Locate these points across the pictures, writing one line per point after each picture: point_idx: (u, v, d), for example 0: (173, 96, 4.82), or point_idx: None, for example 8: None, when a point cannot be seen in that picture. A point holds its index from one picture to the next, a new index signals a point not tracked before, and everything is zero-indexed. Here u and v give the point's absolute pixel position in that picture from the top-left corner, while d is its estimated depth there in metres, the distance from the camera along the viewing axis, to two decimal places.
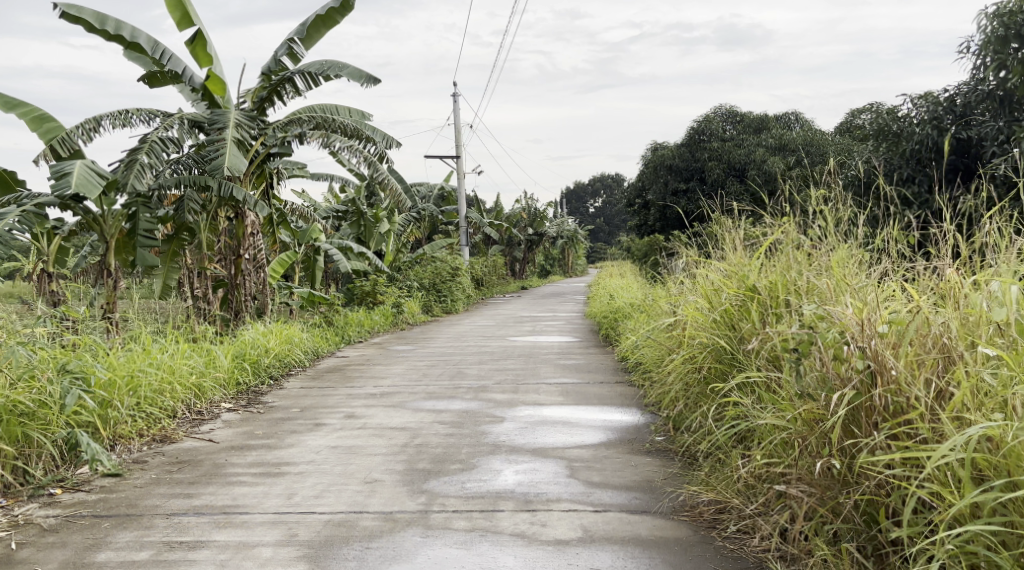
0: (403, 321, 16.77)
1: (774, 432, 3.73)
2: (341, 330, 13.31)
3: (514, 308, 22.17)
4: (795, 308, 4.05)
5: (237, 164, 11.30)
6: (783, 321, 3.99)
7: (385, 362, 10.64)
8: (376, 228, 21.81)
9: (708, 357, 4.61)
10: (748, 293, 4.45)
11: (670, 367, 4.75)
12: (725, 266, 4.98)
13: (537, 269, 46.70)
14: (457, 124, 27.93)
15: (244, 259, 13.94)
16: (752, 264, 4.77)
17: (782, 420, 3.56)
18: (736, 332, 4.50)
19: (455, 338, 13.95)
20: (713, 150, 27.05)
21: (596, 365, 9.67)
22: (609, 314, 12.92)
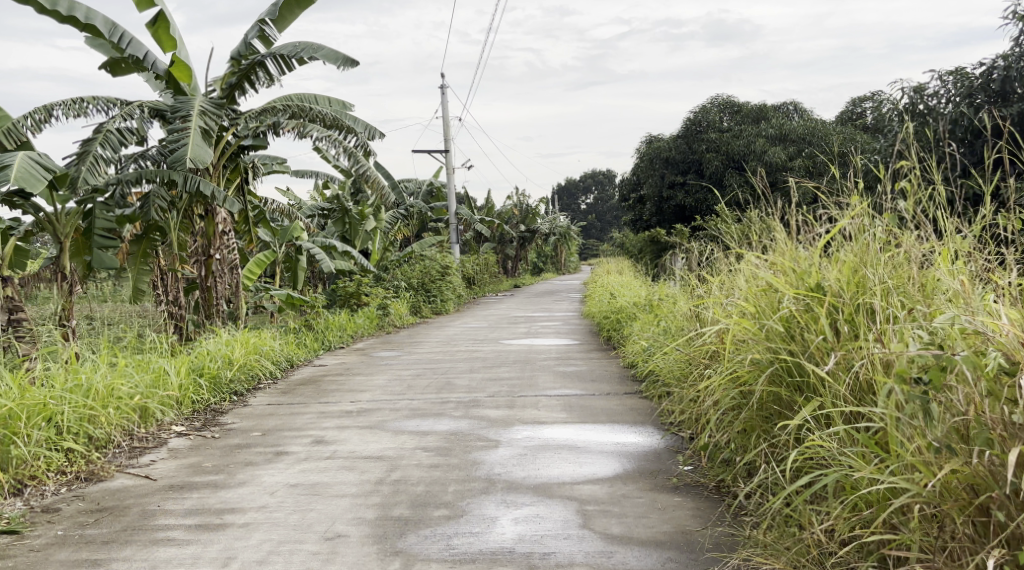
0: (389, 323, 15.74)
1: (878, 488, 2.90)
2: (320, 336, 12.28)
3: (507, 308, 21.16)
4: (897, 319, 3.18)
5: (202, 155, 10.16)
6: (887, 337, 3.10)
7: (366, 371, 9.67)
8: (361, 226, 20.84)
9: (758, 376, 3.65)
10: (814, 293, 3.49)
11: (706, 385, 3.84)
12: (770, 258, 4.00)
13: (529, 267, 45.70)
14: (445, 117, 26.90)
15: (215, 259, 12.98)
16: (809, 258, 3.84)
17: (908, 481, 2.69)
18: (796, 344, 3.54)
19: (444, 342, 12.97)
20: (711, 141, 26.13)
21: (600, 373, 8.69)
22: (612, 315, 11.93)
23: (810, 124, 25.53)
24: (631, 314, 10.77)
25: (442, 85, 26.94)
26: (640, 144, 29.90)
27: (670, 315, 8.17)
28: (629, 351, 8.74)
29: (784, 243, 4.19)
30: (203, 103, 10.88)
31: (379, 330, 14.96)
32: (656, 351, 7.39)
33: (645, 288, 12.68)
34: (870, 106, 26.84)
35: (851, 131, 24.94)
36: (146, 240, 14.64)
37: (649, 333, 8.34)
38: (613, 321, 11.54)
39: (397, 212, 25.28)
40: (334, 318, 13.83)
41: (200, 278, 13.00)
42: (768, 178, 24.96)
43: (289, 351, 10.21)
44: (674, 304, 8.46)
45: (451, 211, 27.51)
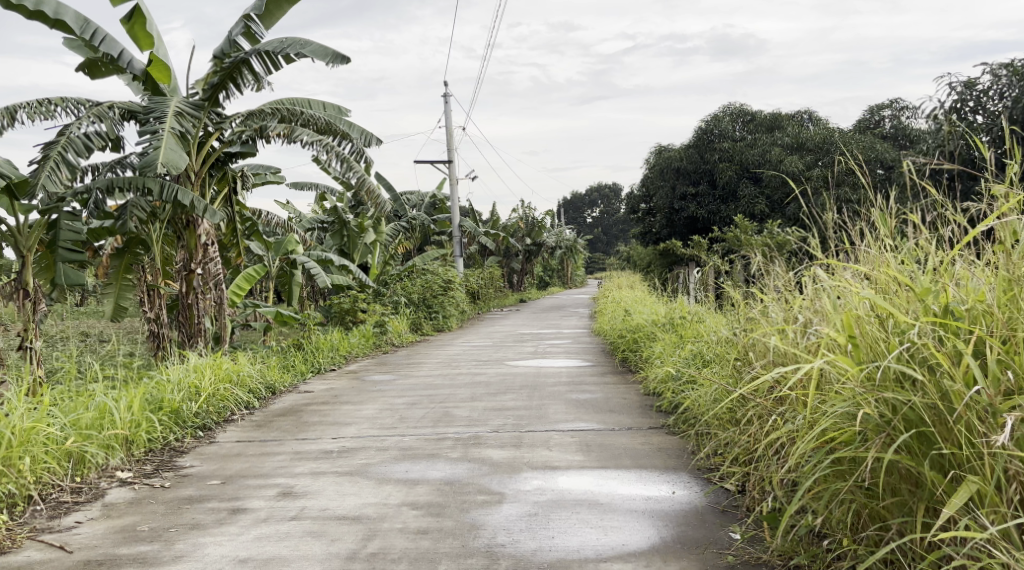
0: (387, 342, 14.67)
1: None
2: (306, 359, 11.28)
3: (513, 325, 20.18)
4: None
5: (175, 160, 9.23)
6: None
7: (357, 398, 8.70)
8: (360, 238, 19.98)
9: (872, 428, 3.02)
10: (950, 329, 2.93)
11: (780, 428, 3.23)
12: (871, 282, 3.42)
13: (535, 281, 44.83)
14: (448, 127, 26.05)
15: (196, 274, 11.93)
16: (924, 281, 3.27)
17: None
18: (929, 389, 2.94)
19: (445, 363, 11.98)
20: (724, 150, 25.30)
21: (618, 402, 7.69)
22: (627, 335, 10.94)
23: (827, 133, 24.62)
24: (651, 332, 9.74)
25: (445, 93, 26.09)
26: (649, 155, 29.04)
27: (707, 336, 7.23)
28: (655, 373, 7.72)
29: (877, 258, 3.62)
30: (179, 103, 9.92)
31: (376, 349, 13.95)
32: (695, 380, 6.44)
33: (663, 305, 11.72)
34: (889, 114, 25.95)
35: (870, 141, 24.01)
36: (128, 253, 13.75)
37: (679, 355, 7.39)
38: (629, 339, 10.54)
39: (399, 224, 24.39)
40: (324, 338, 12.82)
41: (180, 295, 12.01)
42: (784, 188, 24.05)
43: (269, 376, 9.24)
44: (713, 326, 7.49)
45: (454, 224, 26.63)
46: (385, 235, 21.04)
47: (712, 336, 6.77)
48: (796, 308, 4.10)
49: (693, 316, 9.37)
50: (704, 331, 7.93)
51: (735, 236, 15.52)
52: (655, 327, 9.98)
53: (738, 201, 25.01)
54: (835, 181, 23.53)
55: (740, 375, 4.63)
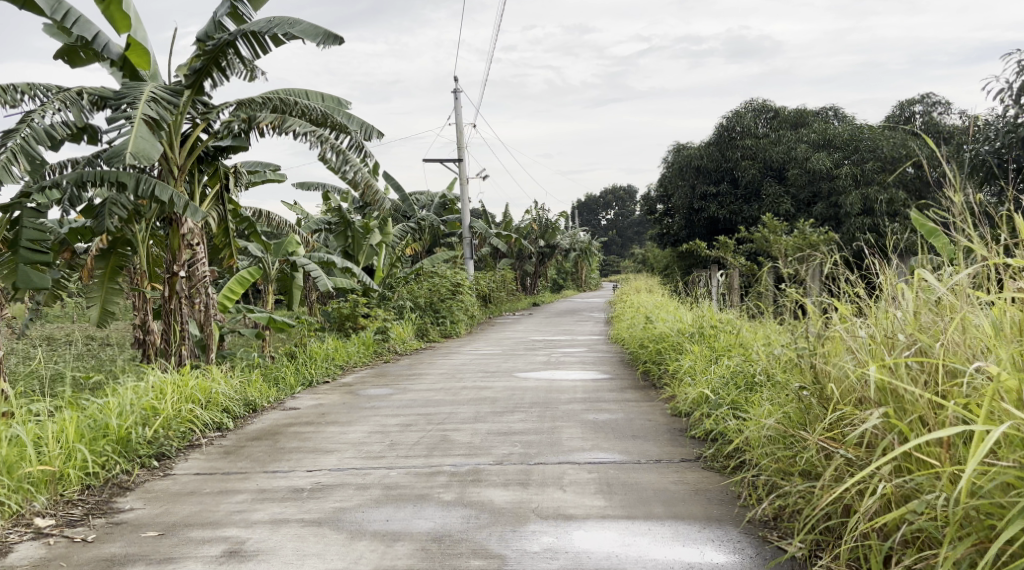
0: (389, 350, 13.67)
1: None
2: (295, 371, 10.31)
3: (525, 330, 19.17)
4: None
5: (147, 150, 8.24)
6: None
7: (347, 418, 7.70)
8: (365, 239, 19.02)
9: None
10: None
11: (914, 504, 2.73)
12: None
13: (549, 284, 43.87)
14: (458, 124, 25.09)
15: (179, 278, 10.86)
16: None
17: None
18: None
19: (448, 374, 10.99)
20: (746, 148, 24.22)
21: (643, 427, 6.66)
22: (650, 346, 9.93)
23: (856, 129, 23.54)
24: (678, 343, 8.74)
25: (455, 89, 25.11)
26: (667, 153, 28.00)
27: (750, 353, 6.25)
28: (687, 391, 6.74)
29: None
30: (155, 88, 8.97)
31: (376, 357, 12.96)
32: (740, 407, 5.50)
33: (687, 312, 10.71)
34: (919, 110, 24.85)
35: (901, 137, 22.89)
36: (114, 255, 12.85)
37: (716, 372, 6.41)
38: (652, 350, 9.53)
39: (408, 225, 23.43)
40: (319, 346, 11.82)
41: (163, 300, 10.98)
42: (811, 187, 22.98)
43: (249, 392, 8.26)
44: (758, 341, 6.52)
45: (464, 225, 25.65)
46: (391, 236, 20.09)
47: (758, 355, 5.83)
48: (905, 340, 3.53)
49: (727, 327, 8.38)
50: (747, 346, 6.94)
51: (763, 236, 14.47)
52: (681, 336, 8.98)
53: (761, 200, 23.94)
54: (865, 180, 22.45)
55: (806, 413, 3.99)
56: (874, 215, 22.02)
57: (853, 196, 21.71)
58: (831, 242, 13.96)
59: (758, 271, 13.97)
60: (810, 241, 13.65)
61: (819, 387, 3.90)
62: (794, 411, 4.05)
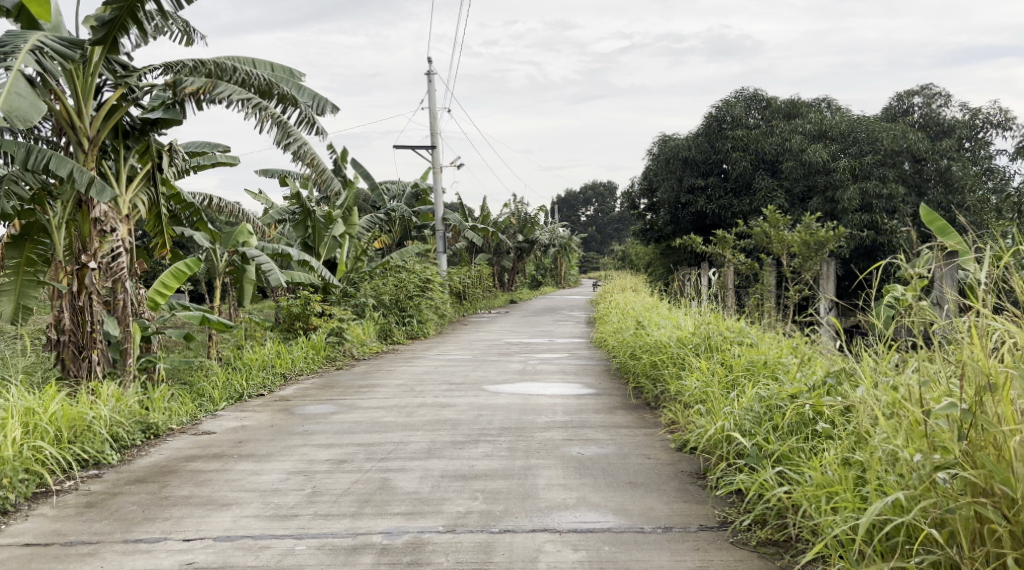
0: (342, 354, 12.01)
1: None
2: (218, 386, 8.65)
3: (500, 331, 17.63)
4: None
5: (25, 111, 6.63)
6: None
7: (268, 450, 6.12)
8: (327, 230, 17.60)
9: None
10: None
11: None
12: None
13: (527, 281, 42.44)
14: (432, 108, 23.51)
15: (89, 269, 9.16)
16: None
17: None
18: None
19: (406, 385, 9.41)
20: (737, 139, 22.78)
21: (642, 473, 5.16)
22: (642, 358, 8.40)
23: (852, 120, 22.20)
24: (680, 355, 7.23)
25: (428, 72, 23.56)
26: (653, 145, 26.58)
27: (783, 379, 4.89)
28: (699, 423, 5.30)
29: None
30: (43, 38, 7.38)
31: (327, 364, 11.32)
32: (781, 458, 4.09)
33: (683, 318, 9.23)
34: (918, 102, 23.56)
35: (900, 128, 21.56)
36: (29, 243, 11.09)
37: (735, 401, 5.02)
38: (648, 359, 8.04)
39: (377, 216, 21.84)
40: (256, 352, 10.19)
41: (71, 296, 9.25)
42: (805, 181, 21.63)
43: (149, 413, 6.67)
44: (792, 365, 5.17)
45: (437, 217, 24.10)
46: (356, 227, 18.45)
47: (795, 382, 4.54)
48: None
49: (741, 338, 6.92)
50: (773, 369, 5.54)
51: (762, 231, 13.00)
52: (683, 346, 7.51)
53: (753, 194, 22.53)
54: (863, 174, 21.14)
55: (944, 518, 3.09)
56: (873, 210, 20.68)
57: (850, 190, 20.33)
58: (838, 238, 12.50)
59: (758, 269, 12.48)
60: (818, 236, 12.17)
61: (978, 471, 2.98)
62: (929, 498, 3.12)
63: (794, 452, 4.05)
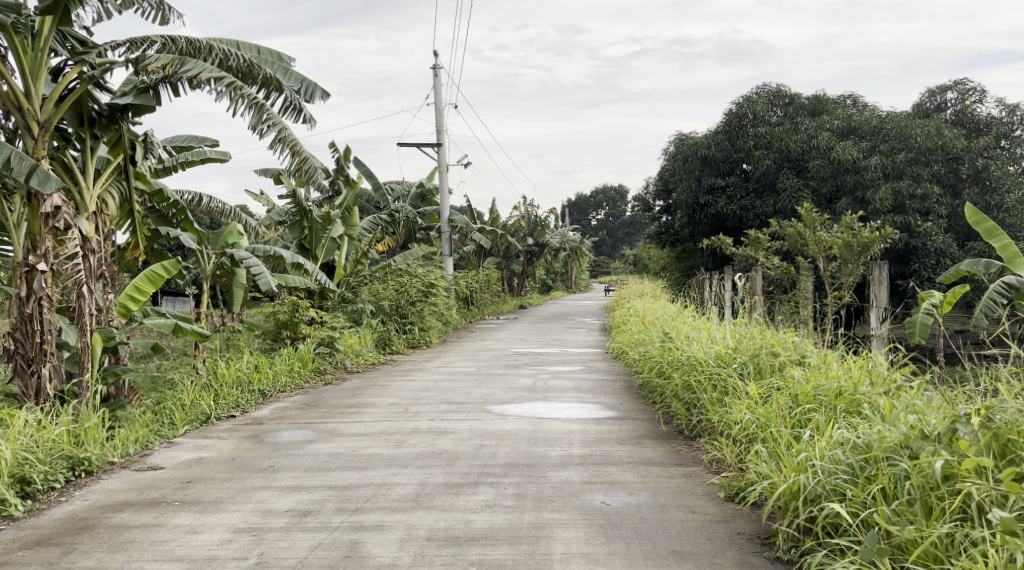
0: (333, 368, 10.82)
1: None
2: (181, 407, 7.51)
3: (508, 339, 16.46)
4: None
5: None
6: None
7: (218, 494, 4.96)
8: (325, 231, 16.48)
9: None
10: None
11: None
12: None
13: (537, 285, 41.33)
14: (438, 103, 22.37)
15: (39, 271, 7.90)
16: None
17: None
18: None
19: (400, 405, 8.23)
20: (760, 136, 21.56)
21: (688, 537, 3.98)
22: (672, 378, 7.16)
23: (882, 115, 20.95)
24: (723, 375, 5.99)
25: (434, 67, 22.41)
26: (669, 144, 25.36)
27: (874, 418, 3.81)
28: (757, 468, 4.17)
29: None
30: None
31: (314, 379, 10.14)
32: (913, 547, 3.02)
33: (718, 330, 8.00)
34: (952, 97, 22.29)
35: (935, 125, 20.35)
36: None
37: (808, 443, 3.93)
38: (682, 378, 6.81)
39: (379, 216, 20.71)
40: (232, 366, 9.06)
41: (18, 302, 7.99)
42: (834, 180, 20.35)
43: (81, 447, 5.52)
44: (881, 397, 4.07)
45: (444, 218, 22.93)
46: (356, 228, 17.32)
47: (901, 426, 3.49)
48: None
49: (801, 360, 5.69)
50: (851, 403, 4.41)
51: (797, 231, 11.79)
52: (725, 365, 6.27)
53: (777, 195, 21.29)
54: (895, 172, 19.96)
55: None
56: (907, 211, 19.47)
57: (883, 190, 19.12)
58: (885, 238, 11.28)
59: (796, 273, 11.28)
60: (863, 237, 10.95)
61: None
62: None
63: (927, 540, 3.03)
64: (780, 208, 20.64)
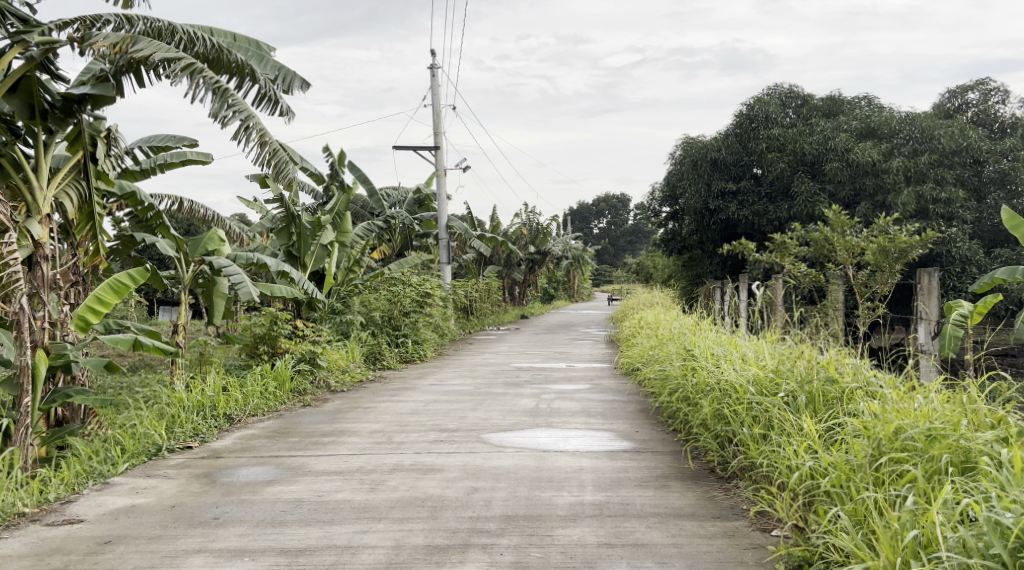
0: (312, 387, 9.75)
1: None
2: (128, 439, 6.46)
3: (508, 353, 15.42)
4: None
5: None
6: None
7: (138, 563, 3.91)
8: (314, 238, 15.51)
9: None
10: None
11: None
12: None
13: (539, 293, 40.42)
14: (436, 105, 21.39)
15: None
16: None
17: None
18: None
19: (384, 432, 7.19)
20: (773, 138, 20.54)
21: None
22: (703, 403, 6.11)
23: (902, 116, 19.95)
24: (766, 405, 4.95)
25: (431, 66, 21.42)
26: (676, 148, 24.36)
27: (1007, 483, 2.95)
28: (835, 540, 3.22)
29: None
30: None
31: (290, 401, 9.07)
32: None
33: (752, 348, 6.95)
34: (974, 97, 21.26)
35: (959, 125, 19.45)
36: None
37: (912, 513, 3.03)
38: (714, 405, 5.76)
39: (373, 222, 19.71)
40: (197, 386, 8.03)
41: None
42: (852, 184, 19.33)
43: None
44: (1002, 450, 3.20)
45: (441, 224, 21.91)
46: (349, 234, 16.33)
47: None
48: None
49: (866, 387, 4.65)
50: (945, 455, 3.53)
51: (824, 235, 10.77)
52: (767, 392, 5.23)
53: (791, 200, 20.29)
54: (917, 175, 18.97)
55: None
56: (929, 216, 18.49)
57: (905, 194, 18.16)
58: (923, 243, 10.22)
59: (825, 282, 10.25)
60: (900, 242, 9.90)
61: None
62: None
63: None
64: (796, 213, 19.63)
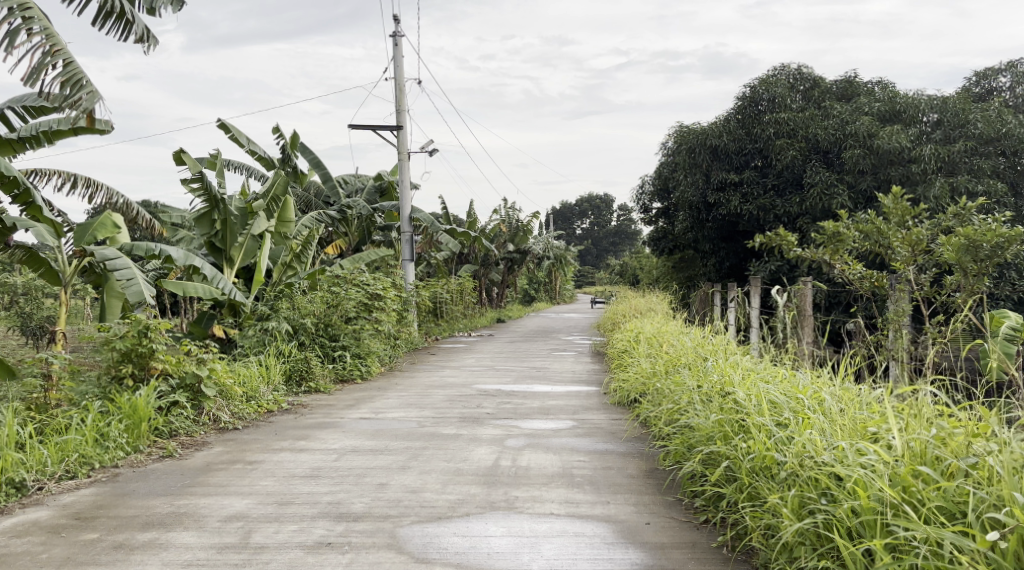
0: (186, 426, 6.99)
1: None
2: None
3: (471, 368, 12.68)
4: None
5: None
6: None
7: None
8: (243, 227, 12.82)
9: None
10: None
11: None
12: None
13: (516, 295, 37.78)
14: (399, 79, 18.64)
15: None
16: None
17: None
18: None
19: (245, 521, 4.49)
20: (784, 122, 17.99)
21: None
22: (770, 492, 3.60)
23: (930, 99, 17.53)
24: (947, 548, 2.54)
25: (393, 34, 18.64)
26: (669, 137, 21.71)
27: None
28: None
29: None
30: None
31: (144, 450, 6.32)
32: None
33: (825, 390, 4.46)
34: (1008, 80, 18.84)
35: (996, 109, 17.22)
36: None
37: None
38: (793, 501, 3.27)
39: (323, 212, 16.93)
40: None
41: None
42: (874, 175, 16.85)
43: None
44: None
45: (403, 217, 19.11)
46: (290, 224, 13.61)
47: None
48: None
49: None
50: None
51: (879, 227, 8.17)
52: (933, 516, 2.78)
53: (803, 192, 17.74)
54: (950, 165, 16.61)
55: None
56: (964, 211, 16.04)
57: (938, 184, 15.86)
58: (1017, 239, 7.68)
59: (890, 288, 7.64)
60: (997, 233, 7.29)
61: None
62: None
63: None
64: (809, 208, 17.11)
